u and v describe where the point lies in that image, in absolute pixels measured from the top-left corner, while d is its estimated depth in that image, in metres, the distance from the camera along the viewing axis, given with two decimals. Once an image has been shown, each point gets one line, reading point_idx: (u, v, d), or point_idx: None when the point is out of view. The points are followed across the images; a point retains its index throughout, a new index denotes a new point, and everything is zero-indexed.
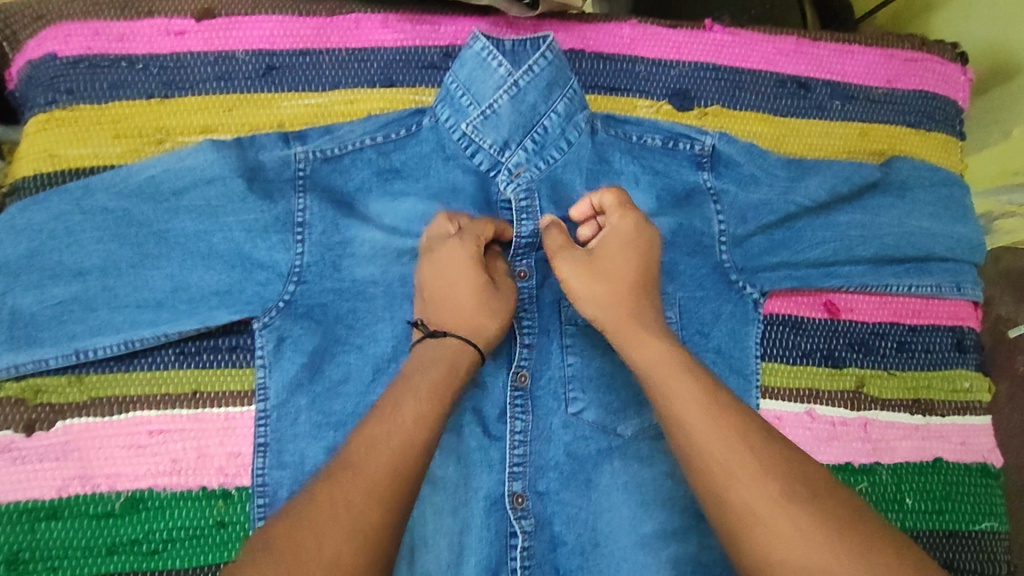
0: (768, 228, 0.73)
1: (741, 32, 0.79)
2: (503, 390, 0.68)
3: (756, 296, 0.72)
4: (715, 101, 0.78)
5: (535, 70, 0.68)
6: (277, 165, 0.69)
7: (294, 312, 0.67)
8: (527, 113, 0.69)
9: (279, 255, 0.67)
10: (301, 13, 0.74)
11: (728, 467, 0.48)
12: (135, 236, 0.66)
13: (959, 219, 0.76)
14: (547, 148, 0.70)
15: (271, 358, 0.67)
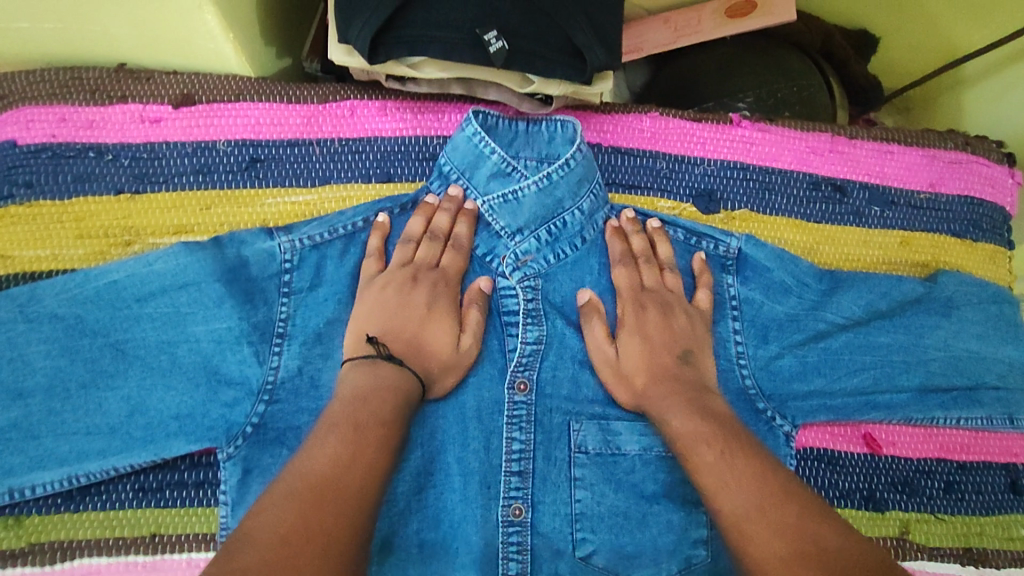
0: (795, 348, 0.65)
1: (772, 128, 0.73)
2: (495, 526, 0.60)
3: (788, 429, 0.64)
4: (743, 205, 0.71)
5: (570, 163, 0.64)
6: (261, 261, 0.62)
7: (263, 440, 0.59)
8: (552, 206, 0.64)
9: (250, 369, 0.60)
10: (291, 99, 0.67)
11: (718, 473, 0.50)
12: (88, 348, 0.59)
13: (1012, 339, 0.68)
14: (560, 242, 0.65)
15: (236, 499, 0.59)
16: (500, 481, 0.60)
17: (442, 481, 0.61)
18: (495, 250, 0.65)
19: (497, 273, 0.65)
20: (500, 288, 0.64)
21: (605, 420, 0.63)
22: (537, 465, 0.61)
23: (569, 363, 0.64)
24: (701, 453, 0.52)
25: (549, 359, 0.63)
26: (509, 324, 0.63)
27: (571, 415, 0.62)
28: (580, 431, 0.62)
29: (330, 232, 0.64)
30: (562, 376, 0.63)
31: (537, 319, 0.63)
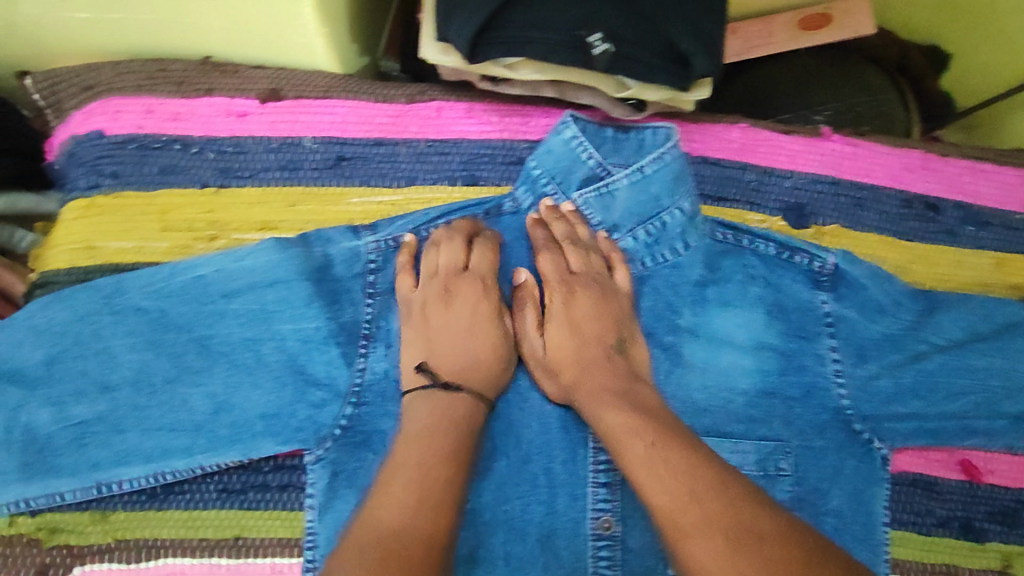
0: (895, 369, 0.64)
1: (863, 142, 0.71)
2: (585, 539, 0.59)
3: (884, 452, 0.63)
4: (833, 220, 0.70)
5: (666, 158, 0.61)
6: (345, 259, 0.61)
7: (351, 442, 0.58)
8: (647, 203, 0.62)
9: (336, 371, 0.59)
10: (379, 98, 0.66)
11: (660, 492, 0.48)
12: (173, 342, 0.57)
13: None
14: (661, 244, 0.63)
15: (322, 501, 0.57)
16: (587, 493, 0.60)
17: (529, 491, 0.60)
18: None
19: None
20: None
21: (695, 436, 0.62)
22: None
23: (660, 373, 0.63)
24: (633, 444, 0.51)
25: None
26: None
27: None
28: None
29: (414, 232, 0.63)
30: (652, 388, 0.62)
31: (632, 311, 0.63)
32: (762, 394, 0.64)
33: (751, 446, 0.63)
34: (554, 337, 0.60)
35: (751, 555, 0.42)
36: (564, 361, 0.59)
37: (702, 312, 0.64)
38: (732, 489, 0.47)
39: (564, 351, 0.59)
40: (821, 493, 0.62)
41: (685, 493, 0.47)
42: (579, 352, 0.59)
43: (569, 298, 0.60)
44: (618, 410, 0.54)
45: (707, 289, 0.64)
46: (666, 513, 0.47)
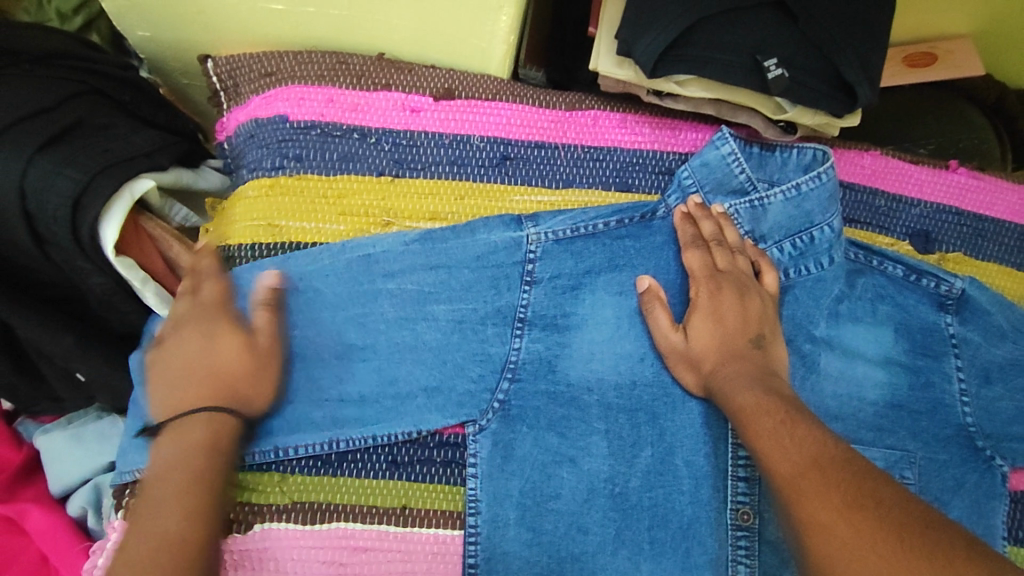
0: (1016, 393, 0.67)
1: (985, 177, 0.76)
2: (723, 529, 0.60)
3: (1005, 469, 0.66)
4: (957, 249, 0.73)
5: (822, 178, 0.66)
6: (508, 247, 0.64)
7: (509, 416, 0.61)
8: (798, 218, 0.67)
9: (494, 347, 0.62)
10: (542, 104, 0.71)
11: (785, 460, 0.51)
12: (329, 321, 0.61)
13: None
14: (806, 258, 0.67)
15: (488, 469, 0.59)
16: (727, 485, 0.61)
17: (672, 481, 0.61)
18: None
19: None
20: None
21: None
22: None
23: (796, 378, 0.66)
24: (760, 420, 0.54)
25: None
26: None
27: None
28: None
29: (574, 228, 0.66)
30: None
31: None
32: (890, 406, 0.67)
33: (880, 453, 0.65)
34: (698, 328, 0.62)
35: (868, 510, 0.45)
36: (707, 348, 0.61)
37: (837, 326, 0.68)
38: (857, 465, 0.48)
39: (707, 341, 0.61)
40: (943, 502, 0.65)
41: (806, 461, 0.49)
42: (724, 343, 0.60)
43: (716, 293, 0.62)
44: (761, 392, 0.56)
45: (845, 299, 0.68)
46: (788, 478, 0.49)
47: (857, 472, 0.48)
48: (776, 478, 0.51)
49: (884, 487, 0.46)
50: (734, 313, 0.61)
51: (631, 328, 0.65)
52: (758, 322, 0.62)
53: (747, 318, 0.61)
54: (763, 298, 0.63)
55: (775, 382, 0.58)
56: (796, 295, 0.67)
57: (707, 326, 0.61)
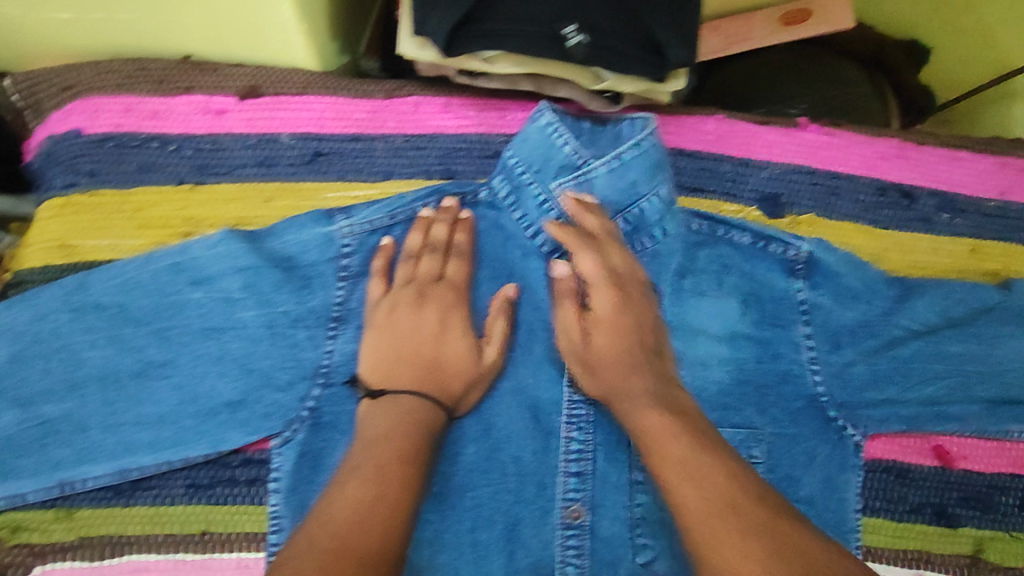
0: (870, 356, 0.64)
1: (839, 132, 0.72)
2: (552, 526, 0.58)
3: (858, 439, 0.63)
4: (809, 209, 0.70)
5: (644, 145, 0.61)
6: (319, 244, 0.61)
7: (318, 423, 0.58)
8: (625, 190, 0.62)
9: (305, 353, 0.59)
10: (356, 94, 0.67)
11: (701, 495, 0.46)
12: (132, 337, 0.58)
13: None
14: (638, 232, 0.64)
15: (294, 482, 0.56)
16: (557, 482, 0.59)
17: (497, 477, 0.59)
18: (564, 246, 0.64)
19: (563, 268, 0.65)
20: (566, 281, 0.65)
21: None
22: (598, 466, 0.60)
23: None
24: (671, 444, 0.49)
25: None
26: None
27: None
28: None
29: (390, 217, 0.63)
30: None
31: None
32: (735, 381, 0.64)
33: (725, 433, 0.63)
34: (597, 334, 0.58)
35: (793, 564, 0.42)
36: (602, 354, 0.58)
37: (679, 301, 0.65)
38: (769, 505, 0.45)
39: (607, 347, 0.58)
40: (794, 480, 0.62)
41: (719, 501, 0.45)
42: (620, 351, 0.57)
43: (611, 297, 0.59)
44: (661, 409, 0.53)
45: (687, 271, 0.65)
46: (697, 519, 0.45)
47: (775, 511, 0.45)
48: (683, 516, 0.46)
49: (780, 526, 0.44)
50: (621, 317, 0.58)
51: None
52: (639, 321, 0.59)
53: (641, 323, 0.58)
54: (648, 298, 0.61)
55: (667, 391, 0.55)
56: None
57: (605, 337, 0.58)
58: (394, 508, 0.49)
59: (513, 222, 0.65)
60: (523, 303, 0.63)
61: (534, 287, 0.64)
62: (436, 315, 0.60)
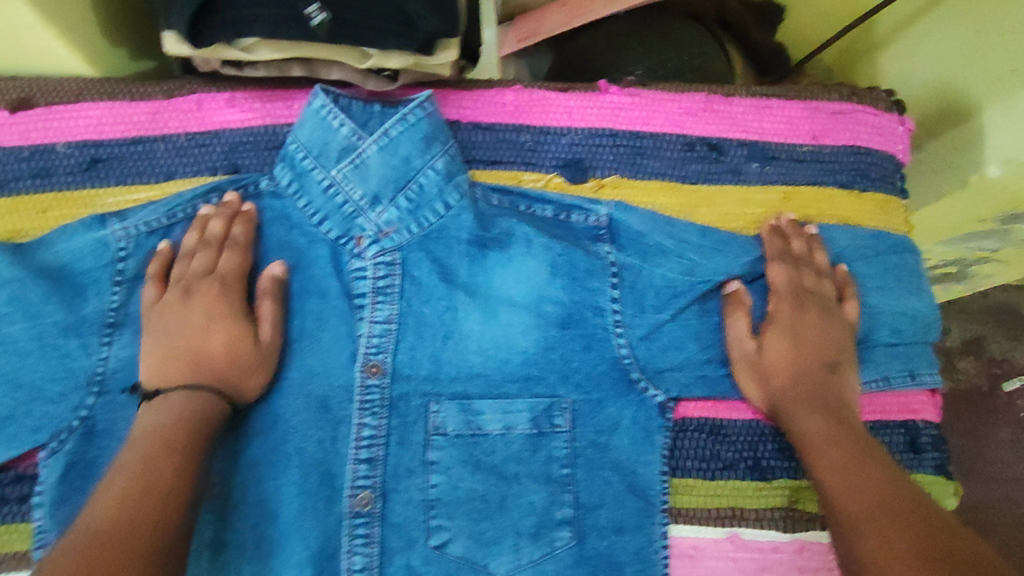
0: (677, 313, 0.62)
1: (642, 91, 0.70)
2: (338, 515, 0.57)
3: (663, 400, 0.61)
4: (613, 171, 0.68)
5: (409, 119, 0.60)
6: (92, 251, 0.60)
7: (91, 433, 0.57)
8: (399, 167, 0.60)
9: (78, 361, 0.58)
10: (133, 97, 0.66)
11: (859, 494, 0.50)
12: None
13: (915, 291, 0.67)
14: (423, 209, 0.61)
15: (59, 493, 0.55)
16: (345, 471, 0.58)
17: (281, 470, 0.58)
18: (350, 231, 0.62)
19: (350, 254, 0.62)
20: (354, 268, 0.62)
21: (468, 400, 0.61)
22: (390, 452, 0.59)
23: (431, 340, 0.61)
24: (830, 452, 0.54)
25: (406, 338, 0.61)
26: (361, 307, 0.61)
27: (429, 396, 0.60)
28: (439, 412, 0.60)
29: (169, 216, 0.62)
30: (421, 354, 0.61)
31: (389, 295, 0.61)
32: (540, 352, 0.61)
33: (525, 404, 0.60)
34: (773, 343, 0.60)
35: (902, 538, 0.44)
36: (780, 362, 0.60)
37: (479, 271, 0.62)
38: (885, 496, 0.49)
39: (786, 357, 0.60)
40: (601, 446, 0.60)
41: (866, 500, 0.49)
42: (797, 365, 0.59)
43: (798, 310, 0.61)
44: (828, 419, 0.56)
45: (484, 245, 0.62)
46: (851, 514, 0.49)
47: (883, 502, 0.48)
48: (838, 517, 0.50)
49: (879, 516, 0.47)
50: (816, 333, 0.60)
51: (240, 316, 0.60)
52: (838, 343, 0.61)
53: (776, 340, 0.60)
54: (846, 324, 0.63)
55: (841, 407, 0.58)
56: (420, 253, 0.61)
57: (780, 348, 0.60)
58: (152, 513, 0.47)
59: (298, 211, 0.63)
60: (309, 293, 0.62)
61: (320, 276, 0.62)
62: (202, 309, 0.59)
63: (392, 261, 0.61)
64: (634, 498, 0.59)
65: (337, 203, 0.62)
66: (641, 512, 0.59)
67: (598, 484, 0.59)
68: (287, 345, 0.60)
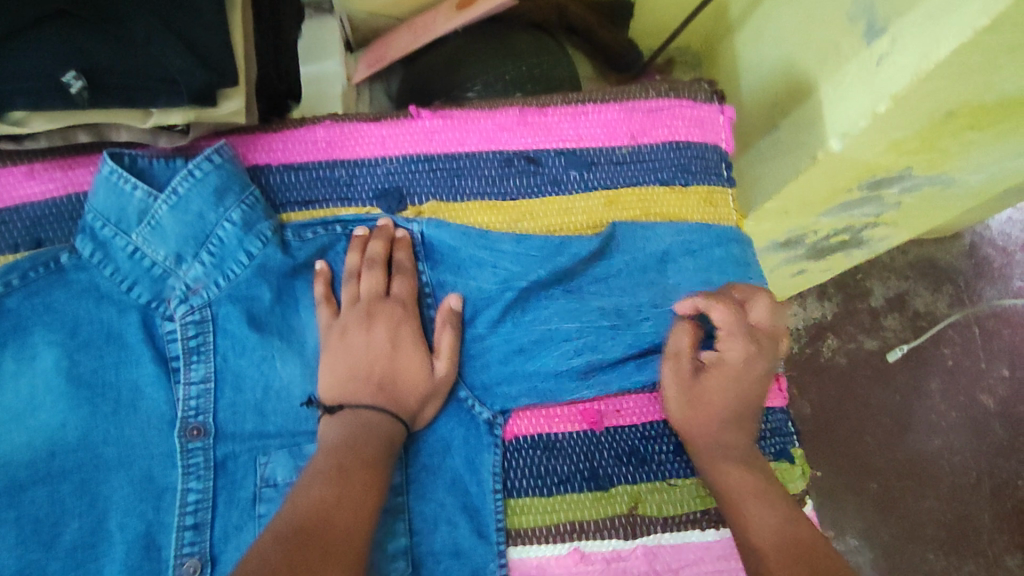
0: (496, 324, 0.63)
1: (453, 112, 0.69)
2: None
3: (489, 416, 0.61)
4: (431, 197, 0.68)
5: (196, 175, 0.59)
6: None
7: None
8: (194, 223, 0.59)
9: None
10: None
11: (769, 529, 0.53)
12: None
13: (739, 280, 0.69)
14: (227, 261, 0.60)
15: None
16: (170, 539, 0.56)
17: (104, 551, 0.55)
18: (160, 293, 0.61)
19: (163, 316, 0.61)
20: (165, 332, 0.60)
21: (297, 445, 0.60)
22: (218, 514, 0.57)
23: (252, 393, 0.60)
24: (738, 478, 0.57)
25: (225, 395, 0.59)
26: (176, 369, 0.60)
27: (257, 449, 0.59)
28: (269, 463, 0.59)
29: None
30: (242, 409, 0.59)
31: (204, 354, 0.60)
32: None
33: None
34: (711, 380, 0.61)
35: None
36: (718, 389, 0.60)
37: (293, 313, 0.63)
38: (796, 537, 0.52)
39: (720, 397, 0.60)
40: (431, 469, 0.60)
41: (774, 534, 0.52)
42: (724, 405, 0.60)
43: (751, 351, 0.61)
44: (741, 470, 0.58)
45: (294, 283, 0.63)
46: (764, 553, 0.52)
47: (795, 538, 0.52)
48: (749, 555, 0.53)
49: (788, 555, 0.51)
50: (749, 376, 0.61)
51: (48, 396, 0.57)
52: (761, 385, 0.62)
53: (757, 369, 0.62)
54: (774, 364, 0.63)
55: (750, 448, 0.60)
56: (229, 306, 0.60)
57: (720, 386, 0.60)
58: None
59: (107, 279, 0.60)
60: (122, 363, 0.59)
61: (131, 343, 0.60)
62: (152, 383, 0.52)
63: (202, 319, 0.60)
64: (467, 518, 0.58)
65: (143, 266, 0.60)
66: (475, 534, 0.58)
67: (433, 511, 0.58)
68: (102, 418, 0.57)
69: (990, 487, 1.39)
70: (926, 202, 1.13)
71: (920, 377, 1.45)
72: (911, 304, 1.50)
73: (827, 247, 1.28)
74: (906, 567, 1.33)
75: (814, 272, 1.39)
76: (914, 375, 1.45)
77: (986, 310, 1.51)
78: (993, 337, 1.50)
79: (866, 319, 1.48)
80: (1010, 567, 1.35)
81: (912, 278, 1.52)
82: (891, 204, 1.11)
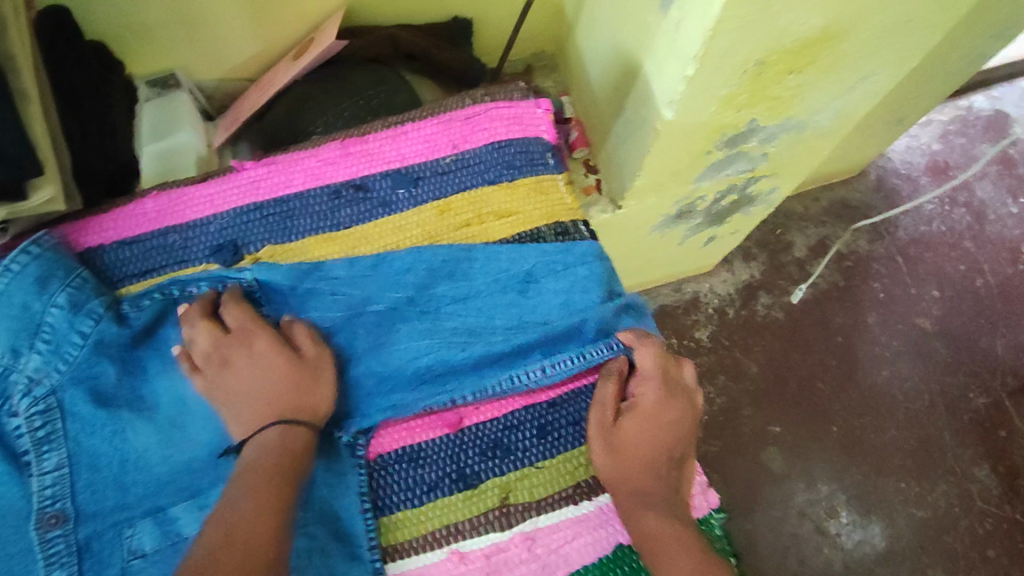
0: (343, 351, 0.65)
1: (277, 159, 0.73)
2: None
3: (347, 440, 0.62)
4: (265, 242, 0.69)
5: (14, 268, 0.60)
6: None
7: None
8: (22, 316, 0.60)
9: None
10: None
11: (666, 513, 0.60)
12: None
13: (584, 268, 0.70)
14: (64, 345, 0.61)
15: None
16: None
17: None
18: (4, 391, 0.59)
19: (10, 413, 0.59)
20: (11, 429, 0.58)
21: (161, 511, 0.60)
22: None
23: (109, 469, 0.60)
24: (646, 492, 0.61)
25: (82, 477, 0.59)
26: (28, 463, 0.58)
27: (121, 523, 0.59)
28: (135, 534, 0.59)
29: None
30: (101, 486, 0.60)
31: (55, 442, 0.59)
32: (220, 436, 0.62)
33: (216, 493, 0.61)
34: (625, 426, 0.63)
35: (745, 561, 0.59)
36: (662, 431, 0.63)
37: (143, 382, 0.63)
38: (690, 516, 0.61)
39: (653, 438, 0.63)
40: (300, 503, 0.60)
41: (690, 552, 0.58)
42: (657, 450, 0.62)
43: (662, 399, 0.65)
44: (660, 516, 0.59)
45: (139, 354, 0.64)
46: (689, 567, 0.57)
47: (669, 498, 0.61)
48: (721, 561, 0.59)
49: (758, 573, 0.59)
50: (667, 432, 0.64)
51: None
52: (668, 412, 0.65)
53: (667, 417, 0.64)
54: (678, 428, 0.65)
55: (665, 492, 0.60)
56: (73, 390, 0.60)
57: (641, 432, 0.63)
58: None
59: None
60: None
61: None
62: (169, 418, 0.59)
63: (47, 408, 0.59)
64: (339, 544, 0.59)
65: None
66: (349, 558, 0.58)
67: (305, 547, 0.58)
68: None
69: (944, 405, 1.41)
70: (791, 147, 1.13)
71: (856, 314, 1.49)
72: (832, 247, 1.55)
73: (722, 210, 1.29)
74: (882, 502, 1.33)
75: (724, 235, 1.41)
76: (850, 313, 1.49)
77: (905, 238, 1.56)
78: (918, 263, 1.54)
79: (794, 270, 1.52)
80: (981, 478, 1.36)
81: (831, 223, 1.57)
82: (758, 156, 1.13)
